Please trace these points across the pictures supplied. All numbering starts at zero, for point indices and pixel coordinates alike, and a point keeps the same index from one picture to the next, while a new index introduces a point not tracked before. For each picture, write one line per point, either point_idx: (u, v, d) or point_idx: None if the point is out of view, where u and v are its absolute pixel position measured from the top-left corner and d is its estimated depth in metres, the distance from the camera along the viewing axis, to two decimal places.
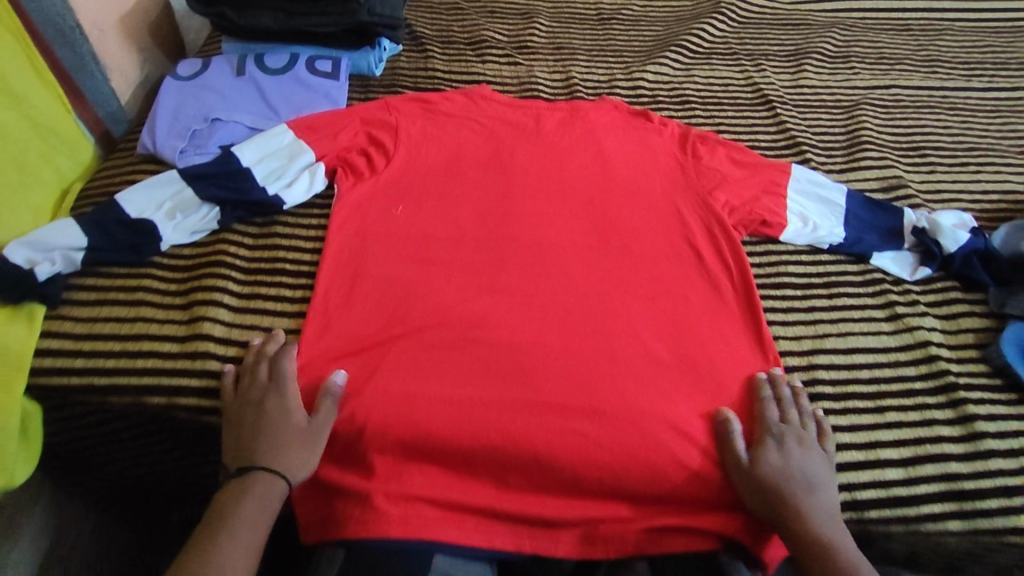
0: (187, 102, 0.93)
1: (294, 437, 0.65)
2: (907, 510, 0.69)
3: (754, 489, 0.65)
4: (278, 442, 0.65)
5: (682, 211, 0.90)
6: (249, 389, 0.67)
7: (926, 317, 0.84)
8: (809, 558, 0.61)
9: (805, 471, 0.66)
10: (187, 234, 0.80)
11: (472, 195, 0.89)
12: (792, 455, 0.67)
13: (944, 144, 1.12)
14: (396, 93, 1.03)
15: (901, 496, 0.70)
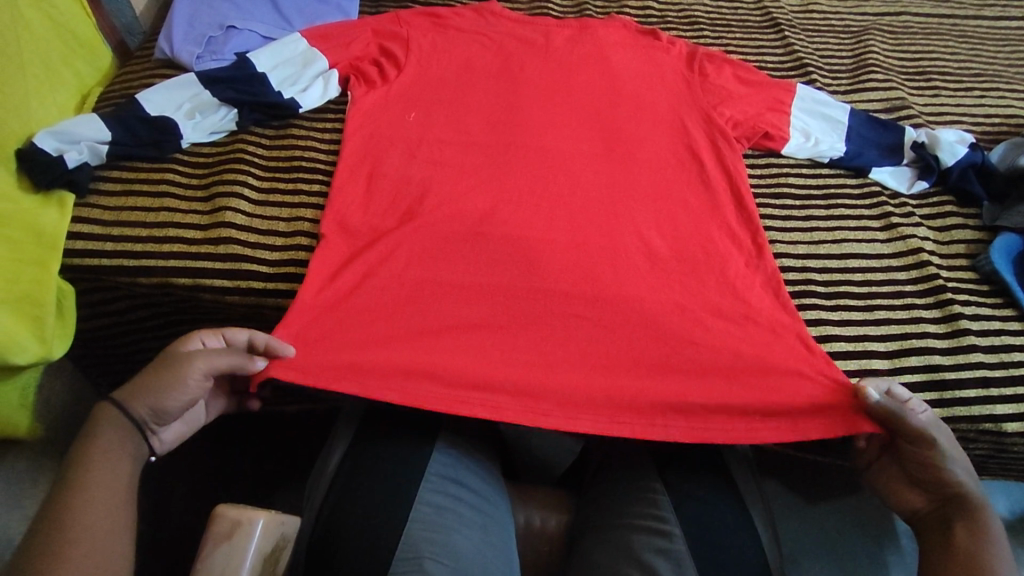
0: (201, 9, 0.94)
1: (158, 367, 0.60)
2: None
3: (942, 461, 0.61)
4: (145, 372, 0.60)
5: (687, 124, 0.94)
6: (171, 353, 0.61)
7: (920, 228, 0.87)
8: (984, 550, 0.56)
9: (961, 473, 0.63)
10: (206, 134, 0.83)
11: (483, 105, 0.92)
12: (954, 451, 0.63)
13: (951, 69, 1.12)
14: (407, 7, 1.04)
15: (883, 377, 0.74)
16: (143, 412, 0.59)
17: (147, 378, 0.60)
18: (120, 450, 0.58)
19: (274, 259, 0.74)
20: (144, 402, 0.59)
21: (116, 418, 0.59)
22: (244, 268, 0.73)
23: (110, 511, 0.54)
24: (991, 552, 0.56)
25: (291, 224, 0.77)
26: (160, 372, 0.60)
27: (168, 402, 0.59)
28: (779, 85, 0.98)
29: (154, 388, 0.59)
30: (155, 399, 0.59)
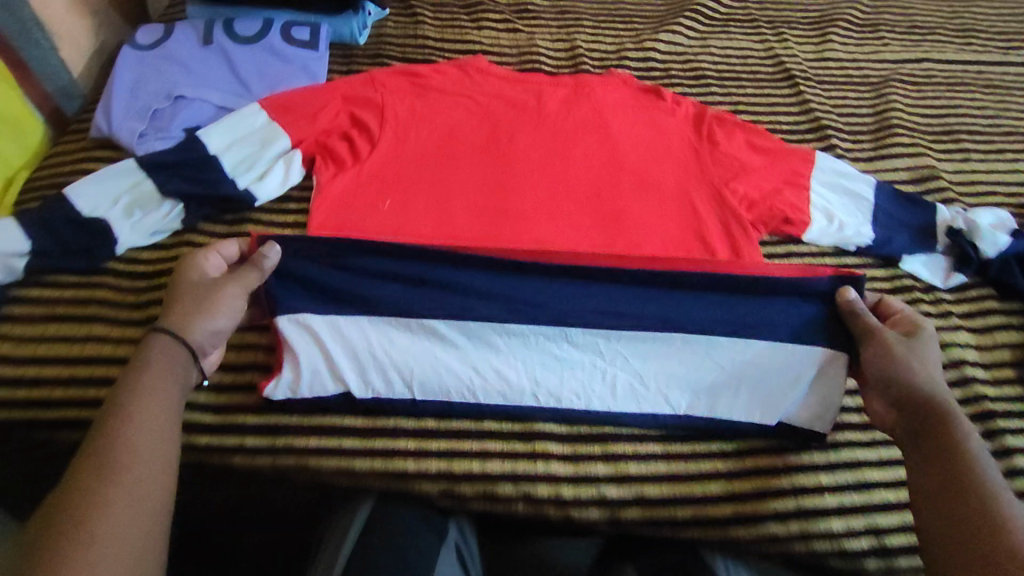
0: (147, 75, 0.82)
1: (191, 290, 0.59)
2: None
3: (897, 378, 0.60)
4: (172, 304, 0.59)
5: (696, 205, 0.83)
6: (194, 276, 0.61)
7: (959, 333, 0.78)
8: (952, 470, 0.54)
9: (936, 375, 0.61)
10: (148, 235, 0.72)
11: (467, 186, 0.82)
12: (926, 356, 0.62)
13: (980, 127, 1.03)
14: (382, 66, 0.93)
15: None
16: (199, 333, 0.58)
17: (184, 306, 0.58)
18: (154, 424, 0.52)
19: (216, 404, 0.65)
20: (194, 324, 0.58)
21: (165, 350, 0.56)
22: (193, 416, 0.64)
23: (142, 502, 0.48)
24: (978, 485, 0.52)
25: (242, 353, 0.69)
26: (189, 296, 0.59)
27: (215, 323, 0.59)
28: (797, 155, 0.88)
29: (193, 310, 0.58)
30: (202, 323, 0.58)
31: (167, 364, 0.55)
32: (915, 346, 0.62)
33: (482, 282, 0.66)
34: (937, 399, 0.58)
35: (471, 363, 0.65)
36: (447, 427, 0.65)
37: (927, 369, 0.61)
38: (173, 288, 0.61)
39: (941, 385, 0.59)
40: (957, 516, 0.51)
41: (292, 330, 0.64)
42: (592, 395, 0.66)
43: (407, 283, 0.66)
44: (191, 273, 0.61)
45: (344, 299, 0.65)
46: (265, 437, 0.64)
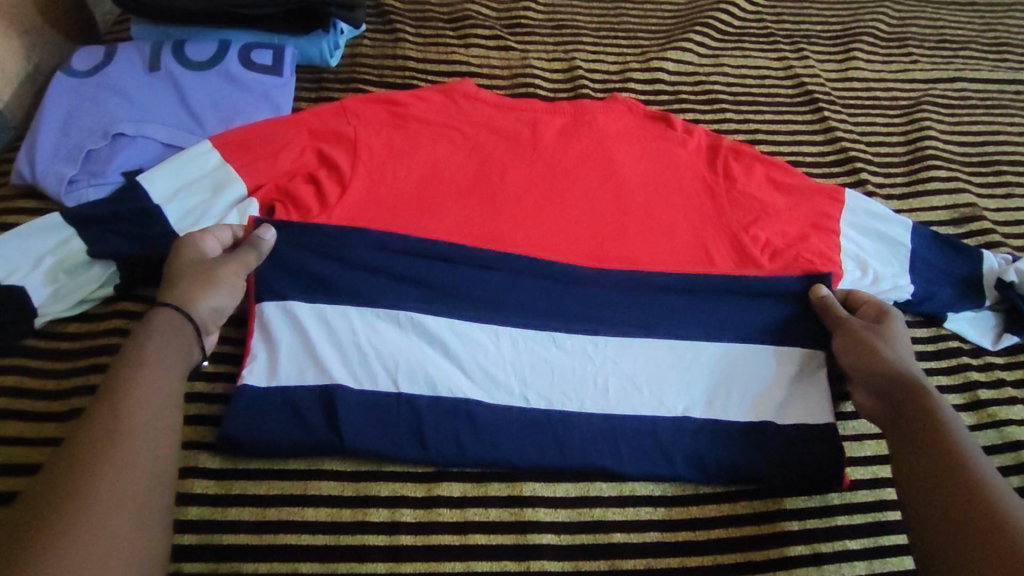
0: (81, 108, 0.72)
1: (190, 268, 0.56)
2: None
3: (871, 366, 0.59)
4: (169, 283, 0.55)
5: (711, 254, 0.73)
6: (192, 253, 0.57)
7: (1015, 405, 0.70)
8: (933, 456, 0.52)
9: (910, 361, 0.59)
10: (74, 304, 0.62)
11: (452, 236, 0.71)
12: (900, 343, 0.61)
13: (1023, 157, 0.93)
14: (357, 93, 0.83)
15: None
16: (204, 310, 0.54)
17: (187, 282, 0.55)
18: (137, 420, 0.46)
19: None
20: (197, 300, 0.54)
21: (168, 327, 0.52)
22: None
23: (138, 480, 0.44)
24: (957, 461, 0.51)
25: (183, 452, 0.57)
26: (190, 274, 0.55)
27: (220, 299, 0.55)
28: (825, 195, 0.77)
29: (196, 285, 0.55)
30: (208, 299, 0.55)
31: (169, 340, 0.52)
32: (885, 326, 0.62)
33: (476, 274, 0.63)
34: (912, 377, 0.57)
35: (460, 360, 0.60)
36: (427, 540, 0.55)
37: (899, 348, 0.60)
38: (168, 266, 0.56)
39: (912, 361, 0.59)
40: (944, 495, 0.50)
41: (272, 312, 0.60)
42: (585, 399, 0.61)
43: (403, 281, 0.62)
44: (189, 248, 0.57)
45: (328, 290, 0.60)
46: (205, 559, 0.52)
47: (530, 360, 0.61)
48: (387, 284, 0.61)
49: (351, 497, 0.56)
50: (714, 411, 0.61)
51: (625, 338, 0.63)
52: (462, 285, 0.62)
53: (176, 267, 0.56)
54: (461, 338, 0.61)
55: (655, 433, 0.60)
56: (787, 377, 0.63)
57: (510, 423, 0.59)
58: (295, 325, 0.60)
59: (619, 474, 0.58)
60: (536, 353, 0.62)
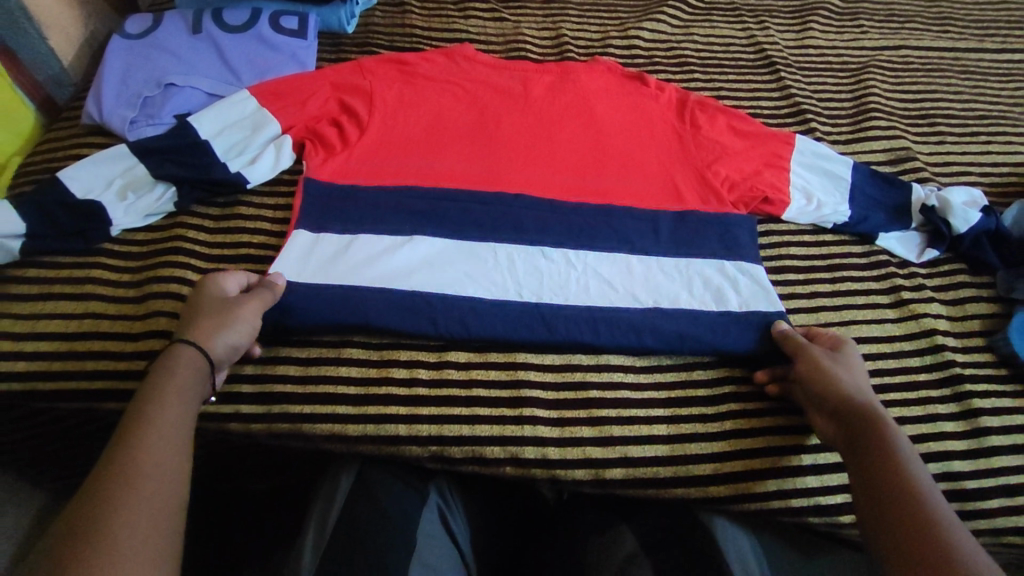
0: (136, 63, 0.84)
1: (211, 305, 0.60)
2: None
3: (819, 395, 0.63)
4: (186, 323, 0.59)
5: (677, 188, 0.83)
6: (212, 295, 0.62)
7: (933, 303, 0.81)
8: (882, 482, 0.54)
9: (859, 383, 0.63)
10: (141, 217, 0.73)
11: (453, 169, 0.82)
12: (850, 368, 0.64)
13: (955, 112, 1.05)
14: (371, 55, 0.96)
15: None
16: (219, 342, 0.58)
17: (204, 320, 0.59)
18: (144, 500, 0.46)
19: None
20: (217, 338, 0.58)
21: (189, 359, 0.56)
22: None
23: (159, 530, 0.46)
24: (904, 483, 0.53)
25: None
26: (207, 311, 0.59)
27: (236, 337, 0.60)
28: (779, 141, 0.88)
29: (216, 324, 0.59)
30: (226, 336, 0.59)
31: (185, 378, 0.55)
32: (848, 364, 0.65)
33: (478, 208, 0.78)
34: (871, 421, 0.59)
35: (464, 265, 0.73)
36: (440, 392, 0.67)
37: (862, 386, 0.62)
38: (191, 304, 0.61)
39: (873, 400, 0.61)
40: (889, 514, 0.52)
41: (302, 238, 0.73)
42: (569, 293, 0.73)
43: (418, 214, 0.77)
44: (203, 294, 0.62)
45: (356, 216, 0.76)
46: (261, 402, 0.64)
47: (522, 266, 0.74)
48: (404, 213, 0.77)
49: (377, 359, 0.68)
50: (679, 302, 0.73)
51: (598, 252, 0.77)
52: (459, 216, 0.77)
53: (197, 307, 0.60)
54: (467, 254, 0.74)
55: (627, 317, 0.72)
56: (739, 279, 0.76)
57: (503, 312, 0.70)
58: (322, 246, 0.73)
59: (596, 346, 0.70)
60: (528, 259, 0.75)
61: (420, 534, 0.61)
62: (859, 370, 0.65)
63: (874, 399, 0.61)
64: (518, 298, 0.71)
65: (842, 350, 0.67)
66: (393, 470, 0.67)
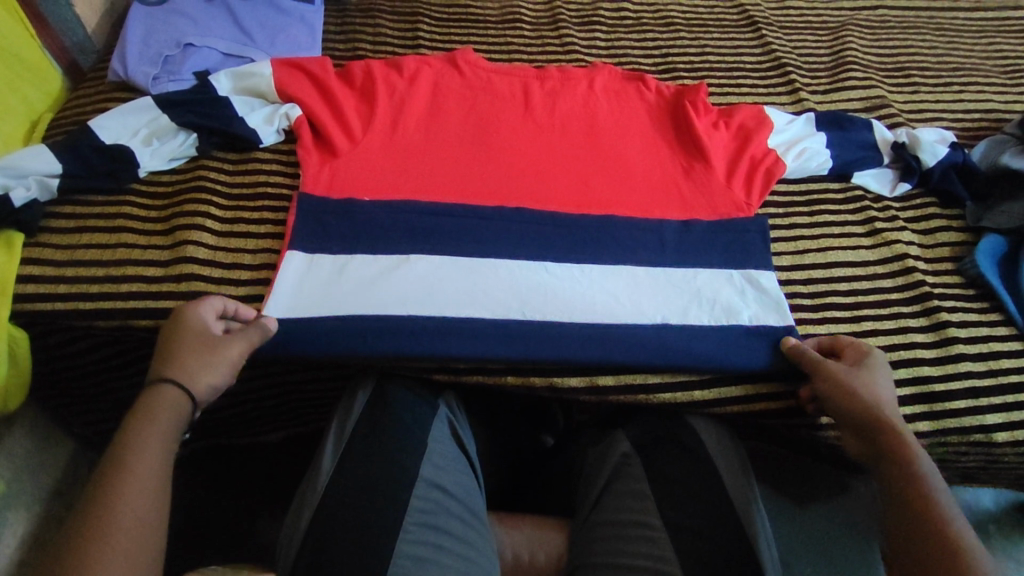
0: (156, 26, 0.90)
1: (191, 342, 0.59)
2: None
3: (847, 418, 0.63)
4: (165, 361, 0.58)
5: (674, 189, 0.85)
6: (193, 327, 0.60)
7: (905, 232, 0.86)
8: (911, 515, 0.54)
9: (888, 403, 0.62)
10: (165, 161, 0.79)
11: (453, 173, 0.83)
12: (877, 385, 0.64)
13: (929, 64, 1.10)
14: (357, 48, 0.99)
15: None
16: (205, 384, 0.58)
17: (186, 358, 0.58)
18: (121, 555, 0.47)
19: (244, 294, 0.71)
20: (197, 379, 0.57)
21: (169, 408, 0.55)
22: None
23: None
24: (934, 513, 0.53)
25: (257, 255, 0.74)
26: (189, 351, 0.58)
27: (219, 379, 0.59)
28: (771, 142, 0.90)
29: (197, 365, 0.58)
30: (209, 378, 0.58)
31: (163, 425, 0.55)
32: (880, 381, 0.64)
33: (475, 224, 0.78)
34: (894, 441, 0.59)
35: (464, 285, 0.72)
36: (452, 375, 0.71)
37: (891, 406, 0.62)
38: (170, 337, 0.60)
39: (897, 420, 0.61)
40: (917, 551, 0.52)
41: (298, 263, 0.72)
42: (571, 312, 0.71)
43: (419, 232, 0.76)
44: (179, 325, 0.60)
45: (352, 234, 0.75)
46: None
47: (523, 283, 0.73)
48: (399, 229, 0.76)
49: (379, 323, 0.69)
50: (687, 317, 0.73)
51: (597, 267, 0.76)
52: (453, 234, 0.76)
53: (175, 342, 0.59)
54: (466, 271, 0.74)
55: (630, 331, 0.71)
56: (745, 288, 0.76)
57: (504, 329, 0.70)
58: (320, 270, 0.72)
59: (602, 362, 0.69)
60: (529, 275, 0.74)
61: (431, 437, 0.66)
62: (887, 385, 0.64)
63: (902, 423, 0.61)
64: (515, 317, 0.70)
65: (875, 362, 0.66)
66: (407, 384, 0.70)
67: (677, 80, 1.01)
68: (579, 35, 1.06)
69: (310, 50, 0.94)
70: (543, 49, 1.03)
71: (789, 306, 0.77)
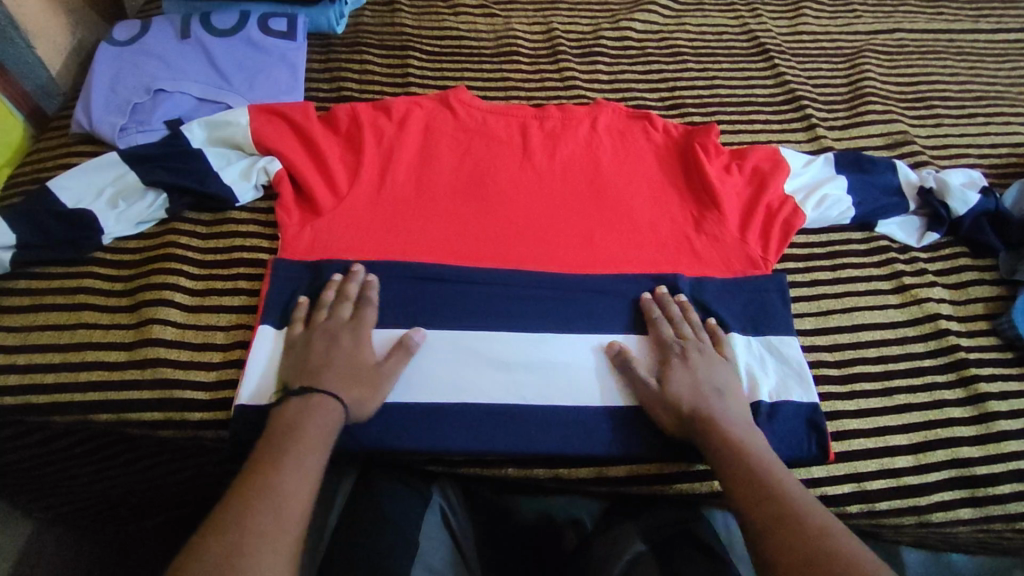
0: (125, 70, 0.83)
1: (288, 368, 0.62)
2: (915, 518, 0.65)
3: (668, 408, 0.63)
4: (334, 373, 0.61)
5: (684, 243, 0.78)
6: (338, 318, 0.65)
7: (935, 288, 0.80)
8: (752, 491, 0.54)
9: (712, 380, 0.64)
10: (133, 225, 0.73)
11: (444, 230, 0.76)
12: (683, 363, 0.65)
13: (952, 93, 1.04)
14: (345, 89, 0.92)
15: (915, 495, 0.66)
16: (368, 412, 0.61)
17: (359, 383, 0.61)
18: (276, 509, 0.49)
19: (216, 379, 0.65)
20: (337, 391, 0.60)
21: (331, 420, 0.58)
22: (175, 393, 0.63)
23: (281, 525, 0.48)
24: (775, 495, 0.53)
25: (233, 332, 0.68)
26: (357, 375, 0.62)
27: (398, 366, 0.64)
28: (787, 188, 0.83)
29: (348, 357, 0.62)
30: (386, 369, 0.63)
31: (315, 421, 0.57)
32: (691, 366, 0.65)
33: (467, 291, 0.71)
34: (720, 422, 0.60)
35: (454, 365, 0.67)
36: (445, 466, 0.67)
37: (692, 391, 0.63)
38: (344, 329, 0.65)
39: (713, 403, 0.62)
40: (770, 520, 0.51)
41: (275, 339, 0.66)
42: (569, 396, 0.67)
43: (408, 304, 0.70)
44: (359, 345, 0.64)
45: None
46: None
47: (519, 360, 0.68)
48: (386, 301, 0.70)
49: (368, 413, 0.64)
50: None
51: (600, 336, 0.70)
52: (441, 305, 0.70)
53: (330, 332, 0.64)
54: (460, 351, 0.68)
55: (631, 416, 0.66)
56: (762, 355, 0.70)
57: (495, 415, 0.65)
58: None
59: (595, 455, 0.65)
60: (528, 348, 0.69)
61: (422, 539, 0.62)
62: (715, 354, 0.68)
63: (721, 402, 0.63)
64: (513, 402, 0.66)
65: (670, 351, 0.67)
66: (397, 476, 0.66)
67: (684, 117, 0.95)
68: (580, 68, 1.00)
69: (290, 92, 0.88)
70: (541, 85, 0.97)
71: (813, 376, 0.71)
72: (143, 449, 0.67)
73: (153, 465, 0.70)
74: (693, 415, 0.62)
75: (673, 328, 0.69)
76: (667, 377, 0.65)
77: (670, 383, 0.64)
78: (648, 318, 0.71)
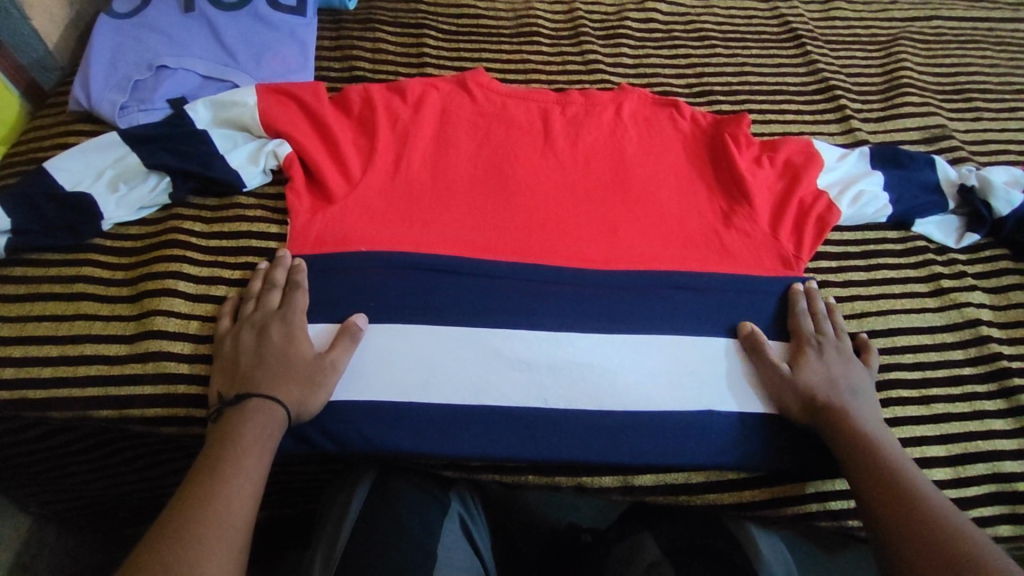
0: (126, 44, 0.78)
1: (220, 372, 0.59)
2: None
3: (800, 395, 0.62)
4: (267, 373, 0.57)
5: (714, 239, 0.74)
6: (268, 309, 0.62)
7: (975, 292, 0.76)
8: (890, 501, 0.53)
9: (847, 379, 0.63)
10: (133, 210, 0.69)
11: (464, 219, 0.72)
12: (823, 356, 0.65)
13: (992, 86, 0.99)
14: (358, 68, 0.88)
15: None
16: (312, 409, 0.58)
17: (294, 380, 0.57)
18: (222, 517, 0.48)
19: None
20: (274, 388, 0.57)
21: (271, 422, 0.55)
22: (179, 390, 0.60)
23: (227, 534, 0.47)
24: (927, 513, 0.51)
25: None
26: (292, 370, 0.58)
27: (343, 357, 0.61)
28: (821, 181, 0.79)
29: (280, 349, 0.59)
30: (330, 359, 0.60)
31: (255, 421, 0.54)
32: (827, 359, 0.65)
33: (485, 285, 0.67)
34: (854, 422, 0.60)
35: (472, 364, 0.64)
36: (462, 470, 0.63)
37: (829, 383, 0.62)
38: (275, 319, 0.61)
39: (848, 400, 0.61)
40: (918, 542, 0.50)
41: None
42: (596, 397, 0.64)
43: (425, 299, 0.66)
44: (290, 337, 0.60)
45: (340, 301, 0.65)
46: None
47: (543, 360, 0.65)
48: (400, 297, 0.66)
49: (382, 414, 0.61)
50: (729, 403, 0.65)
51: (626, 336, 0.67)
52: (459, 301, 0.66)
53: (258, 323, 0.61)
54: (479, 350, 0.64)
55: (660, 421, 0.63)
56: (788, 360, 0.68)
57: (514, 421, 0.62)
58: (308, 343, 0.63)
59: (620, 466, 0.63)
60: (550, 346, 0.65)
61: (441, 545, 0.59)
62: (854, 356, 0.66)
63: (860, 408, 0.61)
64: (534, 403, 0.63)
65: (807, 342, 0.66)
66: (413, 481, 0.63)
67: (712, 105, 0.91)
68: (604, 51, 0.95)
69: (300, 71, 0.83)
70: (563, 68, 0.92)
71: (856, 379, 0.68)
72: (144, 446, 0.64)
73: (155, 462, 0.67)
74: (829, 407, 0.61)
75: (814, 322, 0.68)
76: (801, 365, 0.64)
77: (805, 371, 0.63)
78: (789, 308, 0.69)
